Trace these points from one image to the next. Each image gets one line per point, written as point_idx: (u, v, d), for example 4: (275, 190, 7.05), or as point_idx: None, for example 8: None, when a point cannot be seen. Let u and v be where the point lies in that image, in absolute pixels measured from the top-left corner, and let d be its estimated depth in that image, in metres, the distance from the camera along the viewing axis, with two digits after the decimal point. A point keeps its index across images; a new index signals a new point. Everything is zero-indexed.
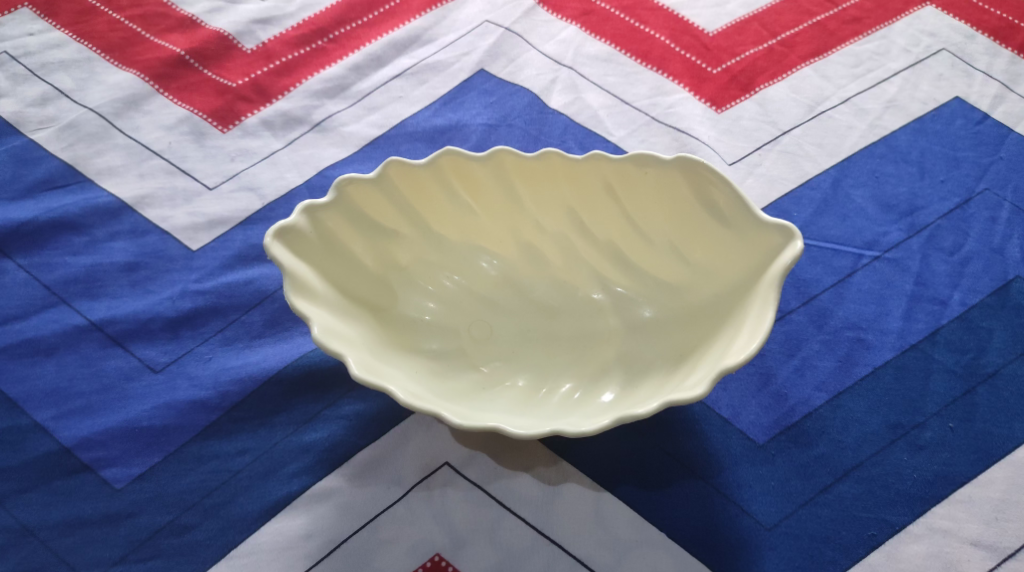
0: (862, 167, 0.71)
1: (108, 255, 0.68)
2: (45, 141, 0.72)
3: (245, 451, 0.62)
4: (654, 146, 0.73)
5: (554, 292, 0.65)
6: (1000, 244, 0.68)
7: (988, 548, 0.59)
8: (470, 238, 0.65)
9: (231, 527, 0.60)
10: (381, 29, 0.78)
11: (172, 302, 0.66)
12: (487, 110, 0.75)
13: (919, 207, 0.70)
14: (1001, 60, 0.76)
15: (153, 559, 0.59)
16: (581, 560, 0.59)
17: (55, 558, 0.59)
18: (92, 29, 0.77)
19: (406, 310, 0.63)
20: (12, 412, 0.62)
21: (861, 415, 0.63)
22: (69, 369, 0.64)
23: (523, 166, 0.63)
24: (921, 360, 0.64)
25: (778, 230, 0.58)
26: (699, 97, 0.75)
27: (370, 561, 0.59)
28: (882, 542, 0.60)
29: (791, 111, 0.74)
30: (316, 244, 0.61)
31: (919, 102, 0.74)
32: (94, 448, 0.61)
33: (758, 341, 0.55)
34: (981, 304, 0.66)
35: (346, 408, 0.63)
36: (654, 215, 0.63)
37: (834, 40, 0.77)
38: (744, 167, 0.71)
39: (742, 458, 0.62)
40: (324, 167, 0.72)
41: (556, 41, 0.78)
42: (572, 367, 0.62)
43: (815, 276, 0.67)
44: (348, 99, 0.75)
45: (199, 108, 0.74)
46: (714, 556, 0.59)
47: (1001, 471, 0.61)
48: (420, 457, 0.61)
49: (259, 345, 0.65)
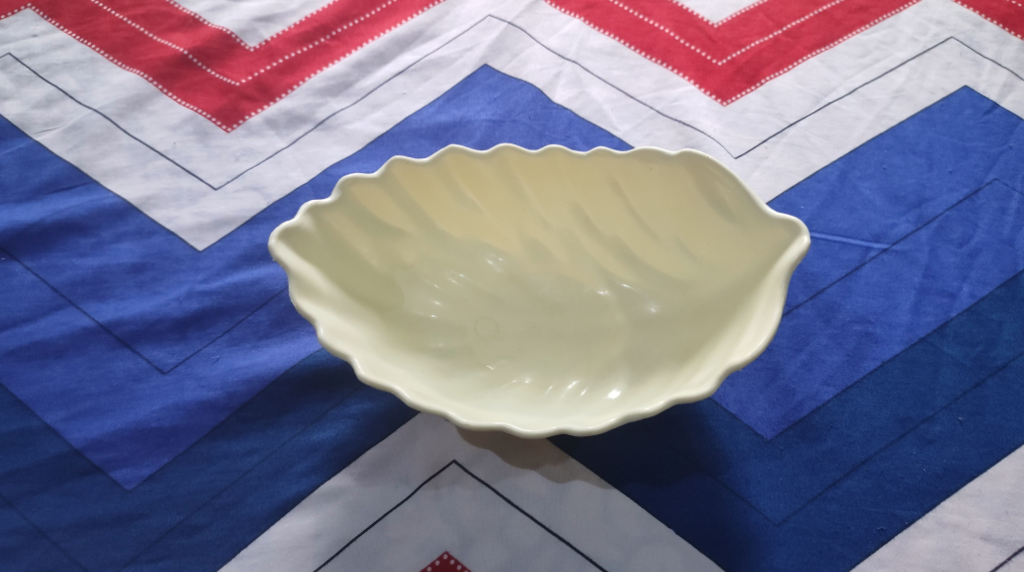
0: (869, 158, 0.71)
1: (115, 256, 0.68)
2: (50, 142, 0.72)
3: (253, 450, 0.62)
4: (659, 140, 0.72)
5: (561, 289, 0.65)
6: (1010, 235, 0.68)
7: (998, 542, 0.59)
8: (475, 235, 0.65)
9: (240, 527, 0.60)
10: (385, 25, 0.78)
11: (179, 303, 0.66)
12: (491, 105, 0.74)
13: (928, 198, 0.69)
14: (1010, 48, 0.75)
15: (164, 559, 0.59)
16: (589, 557, 0.59)
17: (67, 559, 0.59)
18: (95, 29, 0.77)
19: (412, 308, 0.63)
20: (23, 414, 0.63)
21: (869, 409, 0.63)
22: (77, 371, 0.64)
23: (527, 163, 0.63)
24: (931, 353, 0.64)
25: (785, 226, 0.58)
26: (704, 90, 0.74)
27: (379, 560, 0.59)
28: (891, 536, 0.59)
29: (797, 102, 0.73)
30: (321, 244, 0.61)
31: (927, 91, 0.74)
32: (104, 449, 0.62)
33: (766, 337, 0.55)
34: (991, 296, 0.66)
35: (353, 407, 0.63)
36: (658, 209, 0.62)
37: (840, 30, 0.77)
38: (750, 160, 0.71)
39: (749, 453, 0.61)
40: (329, 165, 0.72)
41: (559, 35, 0.77)
42: (578, 364, 0.62)
43: (823, 269, 0.67)
44: (352, 97, 0.75)
45: (203, 107, 0.74)
46: (723, 552, 0.59)
47: (1011, 464, 0.61)
48: (428, 455, 0.62)
49: (266, 345, 0.65)
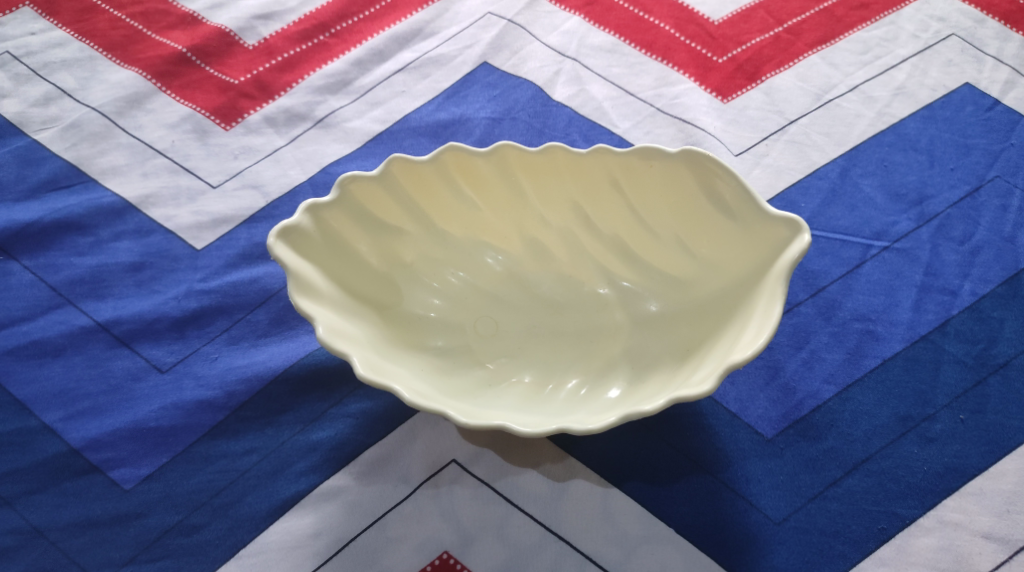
0: (871, 155, 0.71)
1: (113, 255, 0.68)
2: (49, 141, 0.72)
3: (252, 450, 0.62)
4: (659, 137, 0.72)
5: (560, 287, 0.65)
6: (1011, 233, 0.68)
7: (1000, 541, 0.59)
8: (474, 234, 0.65)
9: (239, 526, 0.60)
10: (384, 22, 0.78)
11: (178, 302, 0.66)
12: (490, 103, 0.74)
13: (929, 196, 0.69)
14: (1012, 45, 0.75)
15: (163, 559, 0.59)
16: (589, 556, 0.59)
17: (65, 559, 0.59)
18: (93, 27, 0.77)
19: (412, 307, 0.63)
20: (21, 414, 0.63)
21: (870, 407, 0.62)
22: (76, 370, 0.64)
23: (526, 161, 0.62)
24: (932, 351, 0.64)
25: (785, 224, 0.58)
26: (704, 87, 0.74)
27: (378, 559, 0.59)
28: (892, 535, 0.59)
29: (797, 100, 0.73)
30: (319, 243, 0.61)
31: (928, 88, 0.73)
32: (103, 449, 0.62)
33: (766, 336, 0.55)
34: (993, 293, 0.65)
35: (352, 406, 0.63)
36: (658, 207, 0.62)
37: (841, 26, 0.76)
38: (750, 157, 0.71)
39: (750, 452, 0.61)
40: (328, 164, 0.71)
41: (559, 32, 0.77)
42: (578, 363, 0.62)
43: (824, 267, 0.67)
44: (351, 95, 0.74)
45: (202, 105, 0.74)
46: (723, 551, 0.59)
47: (1012, 463, 0.61)
48: (427, 454, 0.61)
49: (265, 344, 0.65)
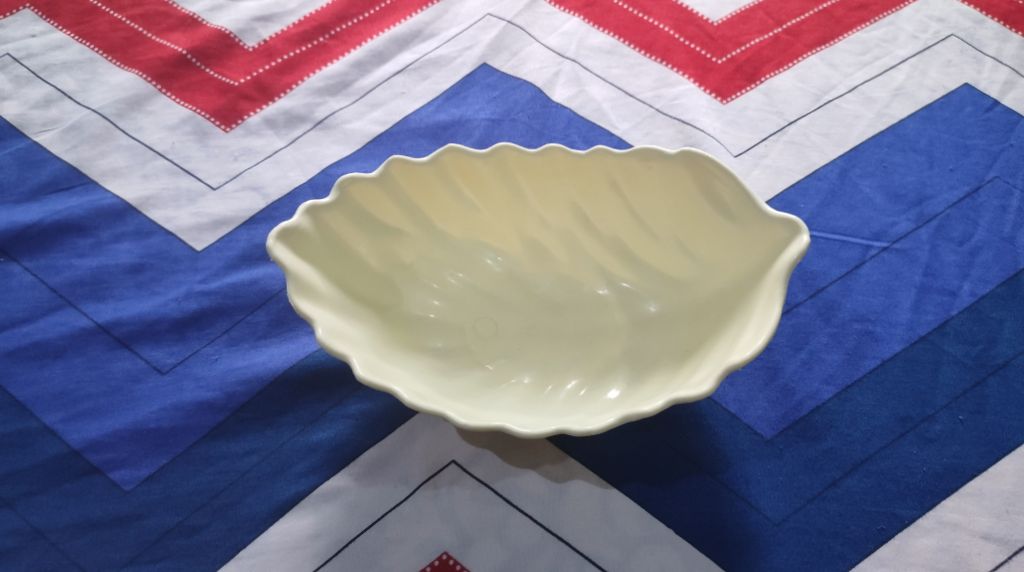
0: (870, 156, 0.71)
1: (114, 256, 0.68)
2: (49, 143, 0.72)
3: (252, 451, 0.62)
4: (659, 138, 0.72)
5: (560, 288, 0.65)
6: (1011, 233, 0.68)
7: (999, 541, 0.59)
8: (473, 235, 0.65)
9: (239, 527, 0.60)
10: (384, 24, 0.78)
11: (178, 303, 0.66)
12: (490, 105, 0.74)
13: (928, 196, 0.69)
14: (1011, 45, 0.75)
15: (163, 560, 0.59)
16: (589, 557, 0.59)
17: (66, 560, 0.59)
18: (94, 29, 0.77)
19: (412, 308, 0.63)
20: (22, 415, 0.63)
21: (869, 408, 0.62)
22: (76, 371, 0.64)
23: (526, 162, 0.63)
24: (931, 352, 0.64)
25: (784, 225, 0.58)
26: (704, 88, 0.74)
27: (378, 560, 0.59)
28: (891, 536, 0.59)
29: (797, 101, 0.73)
30: (319, 244, 0.61)
31: (927, 89, 0.73)
32: (103, 450, 0.62)
33: (765, 337, 0.55)
34: (992, 294, 0.65)
35: (351, 407, 0.63)
36: (657, 208, 0.62)
37: (840, 27, 0.76)
38: (750, 158, 0.71)
39: (749, 453, 0.61)
40: (328, 165, 0.72)
41: (559, 33, 0.77)
42: (578, 363, 0.62)
43: (823, 268, 0.67)
44: (350, 96, 0.75)
45: (202, 107, 0.74)
46: (722, 551, 0.59)
47: (1011, 463, 0.61)
48: (426, 455, 0.61)
49: (264, 345, 0.65)
